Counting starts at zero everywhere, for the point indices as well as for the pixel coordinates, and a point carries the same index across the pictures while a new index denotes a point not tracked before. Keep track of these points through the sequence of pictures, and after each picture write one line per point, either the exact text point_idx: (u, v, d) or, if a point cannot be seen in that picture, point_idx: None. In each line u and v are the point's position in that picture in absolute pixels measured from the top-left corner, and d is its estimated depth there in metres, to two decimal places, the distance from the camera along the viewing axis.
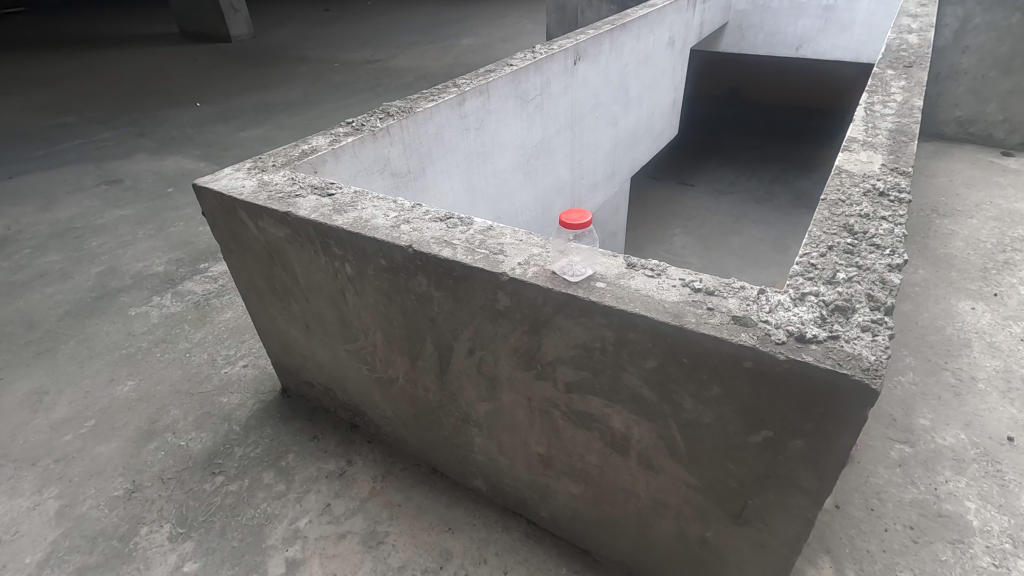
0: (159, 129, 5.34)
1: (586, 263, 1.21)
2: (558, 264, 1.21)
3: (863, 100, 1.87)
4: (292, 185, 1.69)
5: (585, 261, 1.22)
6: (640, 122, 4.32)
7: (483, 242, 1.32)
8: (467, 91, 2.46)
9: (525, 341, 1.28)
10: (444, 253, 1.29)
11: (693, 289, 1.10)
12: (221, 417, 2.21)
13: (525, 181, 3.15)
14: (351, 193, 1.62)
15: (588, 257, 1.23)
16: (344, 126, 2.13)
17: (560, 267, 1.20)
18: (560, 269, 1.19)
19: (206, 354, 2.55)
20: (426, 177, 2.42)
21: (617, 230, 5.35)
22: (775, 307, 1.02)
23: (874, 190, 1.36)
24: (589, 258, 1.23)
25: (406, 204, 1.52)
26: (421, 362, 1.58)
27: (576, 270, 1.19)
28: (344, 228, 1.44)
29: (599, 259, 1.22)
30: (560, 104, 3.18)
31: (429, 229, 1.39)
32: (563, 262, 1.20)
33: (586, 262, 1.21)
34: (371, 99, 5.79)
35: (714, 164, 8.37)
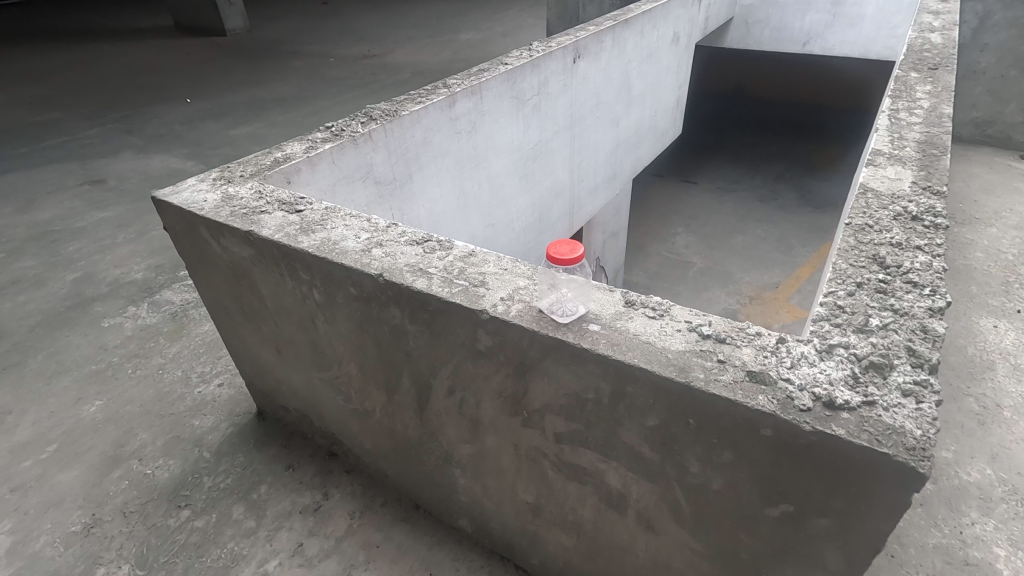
0: (147, 126, 5.18)
1: (578, 298, 1.05)
2: (546, 301, 1.06)
3: (886, 107, 1.71)
4: (259, 199, 1.54)
5: (578, 296, 1.06)
6: (643, 121, 4.14)
7: (463, 271, 1.17)
8: (458, 92, 2.29)
9: (510, 385, 1.13)
10: (417, 283, 1.14)
11: (701, 334, 0.94)
12: (192, 442, 2.07)
13: (521, 185, 2.97)
14: (322, 209, 1.47)
15: (581, 291, 1.07)
16: (322, 131, 1.97)
17: (547, 304, 1.05)
18: (547, 308, 1.03)
19: (180, 370, 2.41)
20: (414, 185, 2.25)
21: (618, 231, 5.19)
22: (798, 361, 0.87)
23: (905, 214, 1.20)
24: (582, 292, 1.07)
25: (381, 224, 1.37)
26: (398, 397, 1.43)
27: (566, 308, 1.04)
28: (309, 251, 1.29)
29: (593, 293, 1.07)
30: (558, 105, 3.01)
31: (404, 254, 1.24)
32: (552, 298, 1.05)
33: (578, 297, 1.06)
34: (366, 96, 5.62)
35: (718, 162, 8.18)
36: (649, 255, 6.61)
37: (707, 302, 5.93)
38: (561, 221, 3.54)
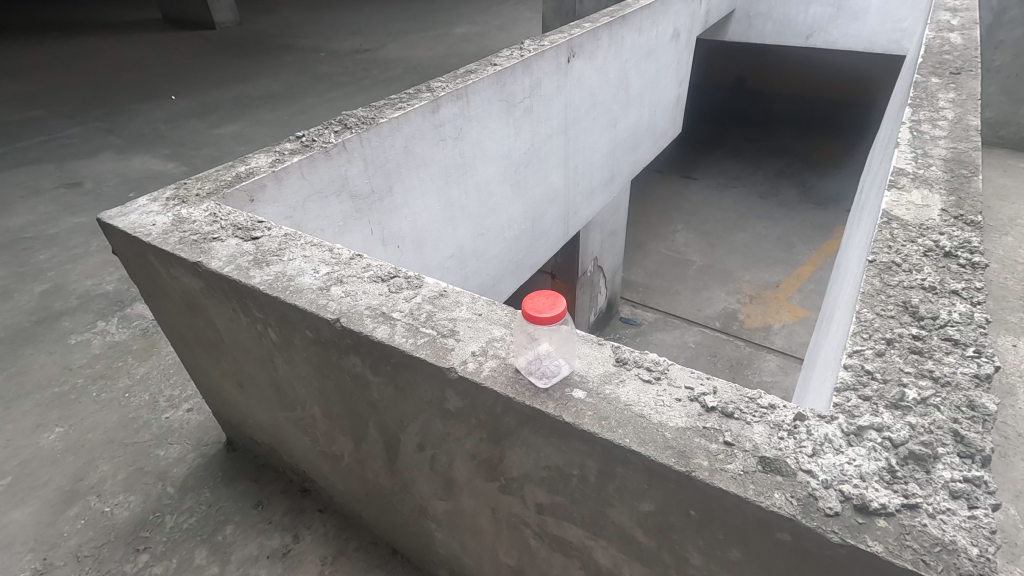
0: (129, 125, 5.00)
1: (562, 355, 0.90)
2: (525, 358, 0.91)
3: (907, 118, 1.56)
4: (213, 222, 1.39)
5: (562, 352, 0.91)
6: (641, 121, 3.97)
7: (431, 316, 1.02)
8: (442, 97, 2.13)
9: (485, 449, 0.98)
10: (378, 332, 1.00)
11: (705, 407, 0.80)
12: (155, 476, 1.93)
13: (513, 192, 2.81)
14: (281, 236, 1.32)
15: (566, 346, 0.92)
16: (292, 141, 1.82)
17: (524, 365, 0.89)
18: (523, 369, 0.89)
19: (148, 394, 2.27)
20: (394, 197, 2.09)
21: (616, 230, 5.03)
22: (822, 447, 0.72)
23: (936, 250, 1.05)
24: (567, 346, 0.92)
25: (344, 255, 1.22)
26: (366, 445, 1.29)
27: (548, 368, 0.88)
28: (261, 289, 1.14)
29: (580, 347, 0.92)
30: (552, 107, 2.84)
31: (366, 293, 1.10)
32: (530, 355, 0.90)
33: (562, 353, 0.91)
34: (357, 93, 5.44)
35: (718, 158, 8.01)
36: (648, 254, 6.46)
37: (707, 302, 5.78)
38: (556, 227, 3.38)
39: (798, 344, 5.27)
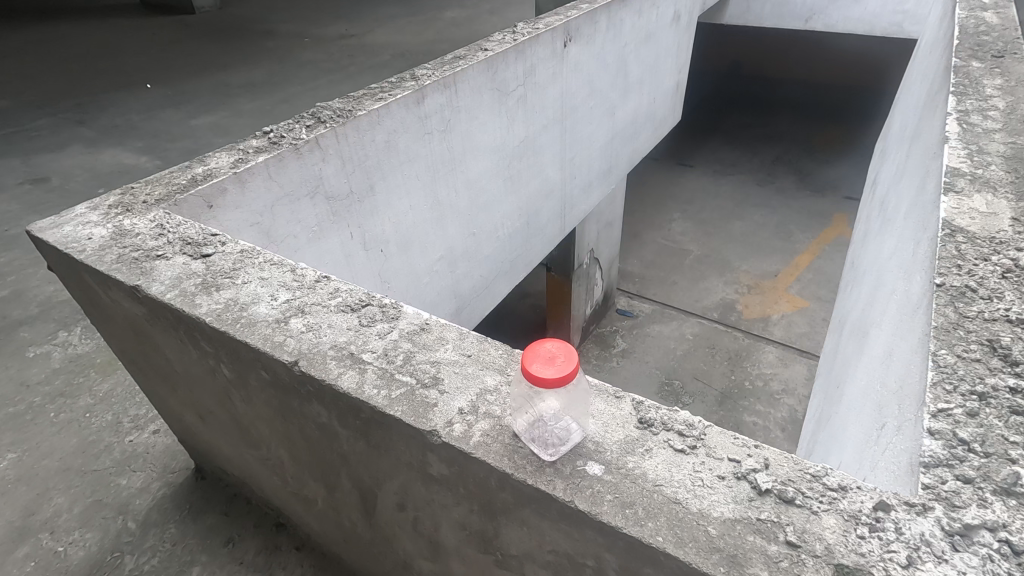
0: (101, 116, 4.73)
1: (573, 415, 0.72)
2: (528, 419, 0.73)
3: (953, 107, 1.38)
4: (158, 236, 1.20)
5: (574, 411, 0.73)
6: (640, 110, 3.76)
7: (409, 359, 0.84)
8: (427, 86, 1.93)
9: (476, 520, 0.81)
10: (344, 380, 0.81)
11: (758, 488, 0.62)
12: (114, 509, 1.74)
13: (507, 188, 2.61)
14: (236, 252, 1.13)
15: (578, 402, 0.74)
16: (258, 137, 1.62)
17: (527, 431, 0.71)
18: (526, 439, 0.70)
19: (111, 414, 2.08)
20: (376, 197, 1.89)
21: (613, 221, 4.84)
22: (919, 552, 0.55)
23: (1017, 272, 0.89)
24: (579, 406, 0.74)
25: (308, 277, 1.04)
26: (340, 494, 1.11)
27: (559, 435, 0.70)
28: (207, 321, 0.96)
29: (595, 402, 0.75)
30: (547, 96, 2.64)
31: (332, 328, 0.91)
32: (534, 414, 0.72)
33: (575, 412, 0.73)
34: (342, 81, 5.19)
35: (715, 145, 7.81)
36: (644, 244, 6.28)
37: (704, 292, 5.61)
38: (552, 223, 3.20)
39: (797, 334, 5.12)
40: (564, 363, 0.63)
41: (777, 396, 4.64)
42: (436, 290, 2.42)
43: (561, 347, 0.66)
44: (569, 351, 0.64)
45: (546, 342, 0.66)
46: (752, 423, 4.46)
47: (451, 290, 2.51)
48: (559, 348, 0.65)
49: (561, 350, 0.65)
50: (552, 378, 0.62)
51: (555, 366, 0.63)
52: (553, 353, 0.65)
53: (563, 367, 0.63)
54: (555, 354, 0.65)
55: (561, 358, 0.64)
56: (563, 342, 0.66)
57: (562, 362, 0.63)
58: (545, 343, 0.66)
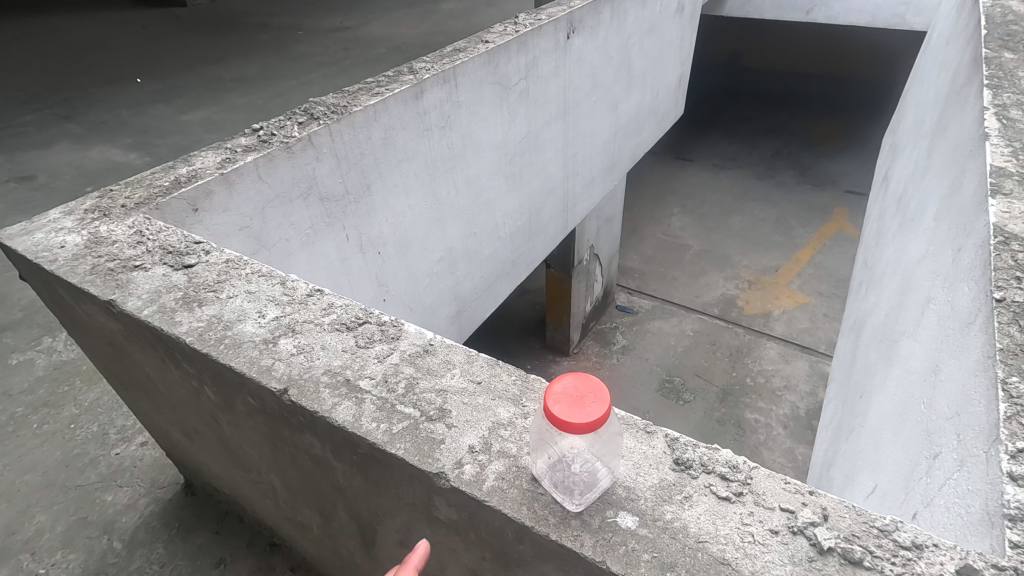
0: (89, 111, 4.59)
1: (602, 456, 0.64)
2: (550, 462, 0.64)
3: (990, 101, 1.30)
4: (137, 243, 1.10)
5: (605, 455, 0.64)
6: (644, 103, 3.66)
7: (412, 386, 0.75)
8: (425, 79, 1.84)
9: (488, 568, 0.72)
10: (339, 412, 0.73)
11: (819, 546, 0.55)
12: (99, 528, 1.66)
13: (508, 186, 2.52)
14: (222, 261, 1.04)
15: (608, 444, 0.65)
16: (247, 135, 1.52)
17: (549, 477, 0.62)
18: (549, 486, 0.62)
19: (97, 425, 1.98)
20: (373, 197, 1.80)
21: (613, 216, 4.75)
22: None
23: None
24: (609, 447, 0.65)
25: (300, 291, 0.95)
26: (336, 524, 1.02)
27: (586, 481, 0.62)
28: (188, 342, 0.86)
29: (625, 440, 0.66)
30: (550, 89, 2.54)
31: (325, 350, 0.82)
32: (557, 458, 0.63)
33: (605, 454, 0.64)
34: (337, 74, 5.07)
35: (715, 138, 7.71)
36: (644, 239, 6.19)
37: (704, 288, 5.53)
38: (554, 221, 3.11)
39: (798, 330, 5.05)
40: (592, 404, 0.55)
41: (779, 393, 4.56)
42: (436, 293, 2.34)
43: (590, 384, 0.57)
44: (600, 389, 0.56)
45: (572, 376, 0.58)
46: (754, 421, 4.38)
47: (452, 292, 2.43)
48: (586, 384, 0.57)
49: (588, 387, 0.56)
50: (575, 422, 0.53)
51: (581, 408, 0.54)
52: (579, 389, 0.57)
53: (591, 408, 0.54)
54: (582, 390, 0.56)
55: (588, 397, 0.55)
56: (591, 377, 0.58)
57: (593, 402, 0.55)
58: (570, 377, 0.58)
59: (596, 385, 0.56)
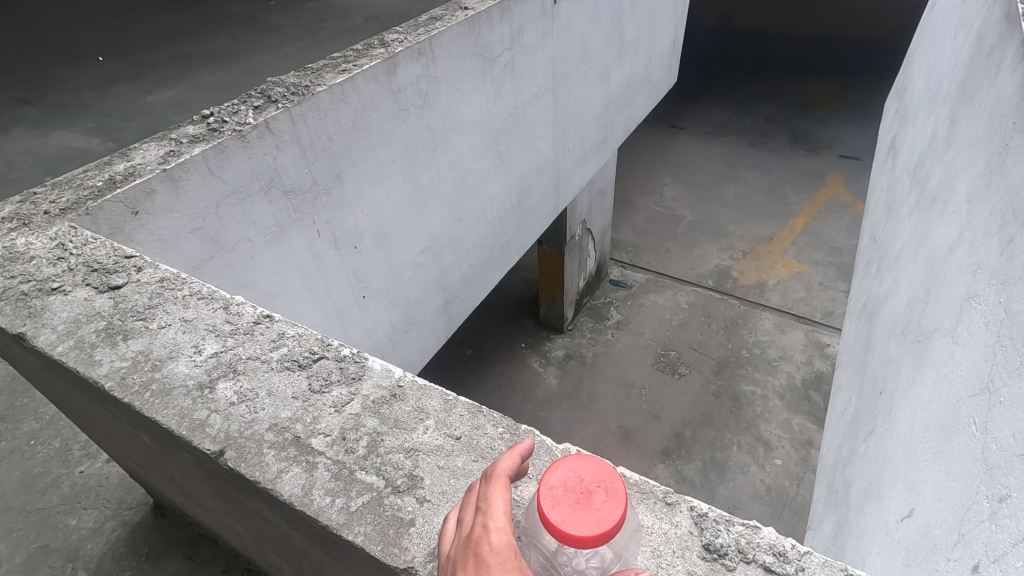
0: (48, 93, 4.30)
1: (620, 541, 0.58)
2: (552, 545, 0.57)
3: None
4: (57, 259, 0.95)
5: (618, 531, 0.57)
6: (636, 72, 3.45)
7: (376, 446, 0.62)
8: (398, 54, 1.65)
9: None
10: (285, 482, 0.59)
11: None
12: (63, 556, 1.54)
13: (495, 166, 2.34)
14: (157, 280, 0.89)
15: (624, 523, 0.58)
16: (196, 123, 1.35)
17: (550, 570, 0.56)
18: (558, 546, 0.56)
19: (59, 440, 1.84)
20: (346, 187, 1.62)
21: (605, 189, 4.56)
22: None
23: None
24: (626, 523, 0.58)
25: (245, 317, 0.80)
26: None
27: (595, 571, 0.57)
28: (107, 389, 0.72)
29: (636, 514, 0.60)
30: (537, 59, 2.34)
31: (272, 398, 0.68)
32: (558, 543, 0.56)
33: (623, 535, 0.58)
34: (312, 48, 4.80)
35: (706, 104, 7.49)
36: (636, 211, 6.02)
37: (698, 259, 5.40)
38: (545, 201, 2.94)
39: (793, 300, 4.95)
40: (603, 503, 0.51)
41: (775, 364, 4.48)
42: (422, 285, 2.18)
43: (598, 475, 0.54)
44: (611, 484, 0.52)
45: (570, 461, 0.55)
46: (750, 393, 4.30)
47: (437, 282, 2.27)
48: (593, 472, 0.54)
49: (592, 478, 0.53)
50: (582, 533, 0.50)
51: (588, 507, 0.51)
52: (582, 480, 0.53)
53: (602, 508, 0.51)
54: (585, 481, 0.53)
55: (592, 490, 0.52)
56: (594, 462, 0.55)
57: (604, 501, 0.52)
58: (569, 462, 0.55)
59: (605, 475, 0.53)
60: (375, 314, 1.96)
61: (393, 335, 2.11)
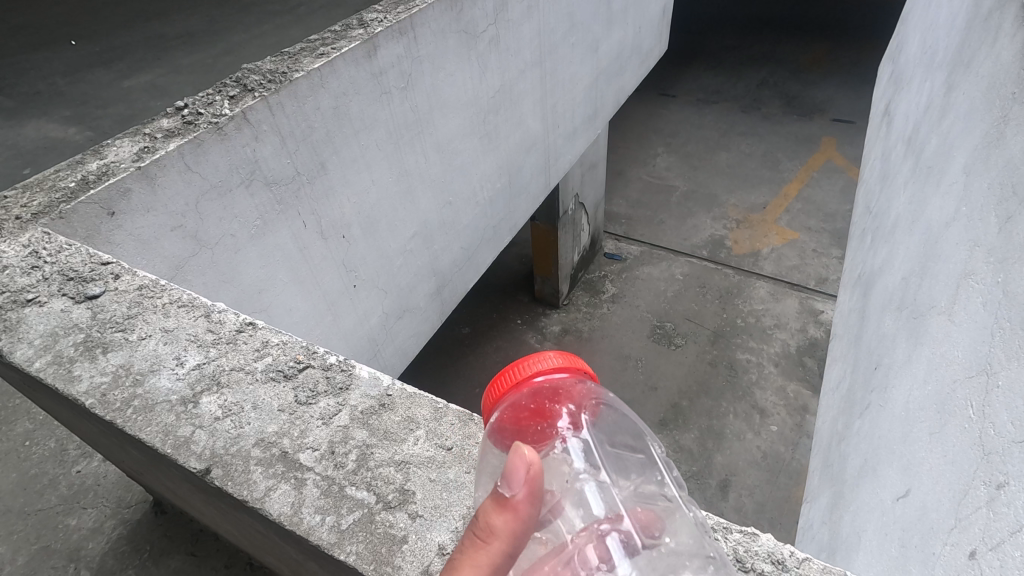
0: (21, 80, 4.16)
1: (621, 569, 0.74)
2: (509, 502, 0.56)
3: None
4: (31, 268, 0.93)
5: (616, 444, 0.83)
6: (626, 41, 3.36)
7: (365, 460, 0.66)
8: (378, 34, 1.58)
9: None
10: (275, 500, 0.64)
11: None
12: (64, 557, 1.54)
13: (483, 146, 2.29)
14: (137, 288, 0.89)
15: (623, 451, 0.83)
16: (170, 116, 1.30)
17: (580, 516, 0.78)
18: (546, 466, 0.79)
19: (54, 440, 1.82)
20: (330, 176, 1.58)
21: (597, 161, 4.48)
22: None
23: None
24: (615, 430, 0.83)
25: (229, 325, 0.82)
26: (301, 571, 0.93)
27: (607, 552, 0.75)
28: (88, 407, 0.73)
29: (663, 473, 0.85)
30: (523, 33, 2.26)
31: (258, 412, 0.71)
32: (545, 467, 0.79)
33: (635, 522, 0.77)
34: (291, 25, 4.66)
35: (698, 70, 7.36)
36: (629, 182, 5.96)
37: (692, 230, 5.36)
38: (536, 179, 2.88)
39: (787, 267, 4.95)
40: (518, 386, 0.61)
41: (770, 332, 4.49)
42: (413, 271, 2.15)
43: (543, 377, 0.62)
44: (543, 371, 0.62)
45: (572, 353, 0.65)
46: (745, 361, 4.32)
47: (429, 268, 2.25)
48: (557, 362, 0.62)
49: (552, 367, 0.62)
50: (485, 407, 0.63)
51: (519, 391, 0.61)
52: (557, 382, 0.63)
53: (522, 389, 0.61)
54: (530, 360, 0.63)
55: (526, 363, 0.62)
56: (570, 363, 0.62)
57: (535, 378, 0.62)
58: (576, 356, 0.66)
59: (554, 366, 0.61)
60: (367, 303, 1.93)
61: (386, 322, 2.09)
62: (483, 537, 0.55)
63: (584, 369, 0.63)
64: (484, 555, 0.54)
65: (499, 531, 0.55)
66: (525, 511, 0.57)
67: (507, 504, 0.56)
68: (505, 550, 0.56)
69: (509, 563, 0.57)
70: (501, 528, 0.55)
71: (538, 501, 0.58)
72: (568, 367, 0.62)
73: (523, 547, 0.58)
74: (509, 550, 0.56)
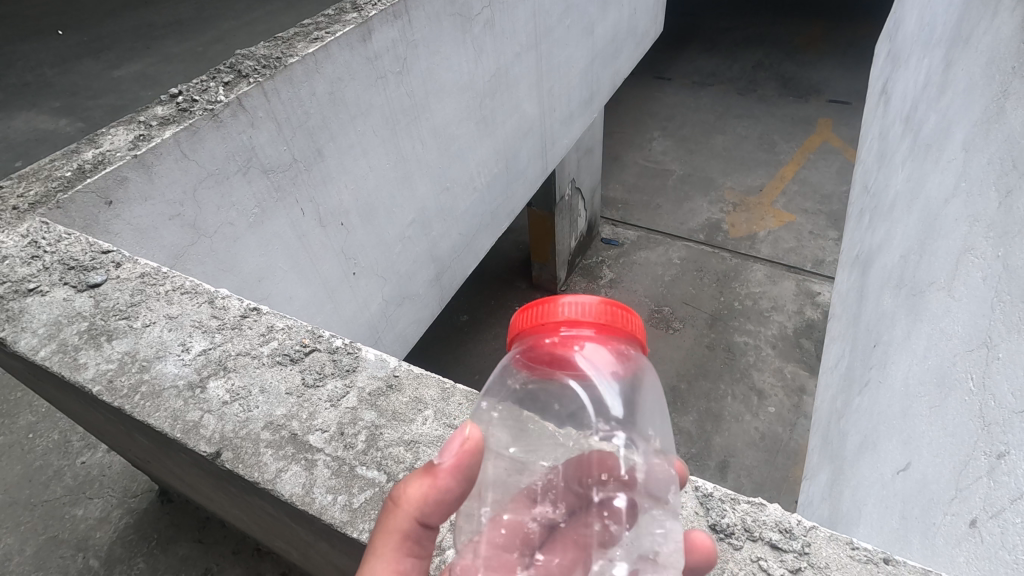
0: (8, 71, 4.10)
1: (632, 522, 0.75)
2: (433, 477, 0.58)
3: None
4: (31, 258, 0.92)
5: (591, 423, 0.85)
6: (621, 23, 3.33)
7: (375, 440, 0.67)
8: (373, 18, 1.57)
9: None
10: (286, 481, 0.64)
11: None
12: (73, 546, 1.55)
13: (479, 131, 2.28)
14: (139, 276, 0.89)
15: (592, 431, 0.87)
16: (164, 104, 1.29)
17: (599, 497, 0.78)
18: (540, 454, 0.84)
19: (58, 432, 1.83)
20: (327, 163, 1.57)
21: (593, 145, 4.46)
22: None
23: None
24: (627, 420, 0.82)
25: (234, 311, 0.82)
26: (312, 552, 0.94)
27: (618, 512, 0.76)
28: (96, 394, 0.74)
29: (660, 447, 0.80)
30: (518, 15, 2.24)
31: (266, 395, 0.72)
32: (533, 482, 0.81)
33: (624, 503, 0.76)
34: (282, 11, 4.60)
35: (693, 52, 7.30)
36: (625, 166, 5.94)
37: (689, 214, 5.36)
38: (533, 165, 2.87)
39: (784, 250, 4.95)
40: (545, 327, 0.67)
41: (767, 315, 4.51)
42: (412, 258, 2.15)
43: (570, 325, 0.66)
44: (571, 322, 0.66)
45: (619, 305, 0.68)
46: (743, 344, 4.35)
47: (428, 254, 2.24)
48: (592, 310, 0.66)
49: (584, 315, 0.65)
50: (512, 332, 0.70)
51: (546, 331, 0.67)
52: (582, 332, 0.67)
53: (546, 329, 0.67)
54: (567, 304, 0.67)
55: (560, 308, 0.66)
56: (599, 323, 0.66)
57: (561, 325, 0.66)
58: (626, 309, 0.68)
59: (583, 320, 0.65)
60: (366, 290, 1.93)
61: (386, 309, 2.09)
62: (396, 500, 0.57)
63: (613, 331, 0.66)
64: (396, 521, 0.57)
65: (415, 501, 0.57)
66: (445, 483, 0.58)
67: (428, 472, 0.57)
68: (419, 519, 0.58)
69: (422, 532, 0.59)
70: (414, 494, 0.57)
71: (461, 475, 0.58)
72: (595, 325, 0.66)
73: (442, 517, 0.59)
74: (422, 518, 0.58)
